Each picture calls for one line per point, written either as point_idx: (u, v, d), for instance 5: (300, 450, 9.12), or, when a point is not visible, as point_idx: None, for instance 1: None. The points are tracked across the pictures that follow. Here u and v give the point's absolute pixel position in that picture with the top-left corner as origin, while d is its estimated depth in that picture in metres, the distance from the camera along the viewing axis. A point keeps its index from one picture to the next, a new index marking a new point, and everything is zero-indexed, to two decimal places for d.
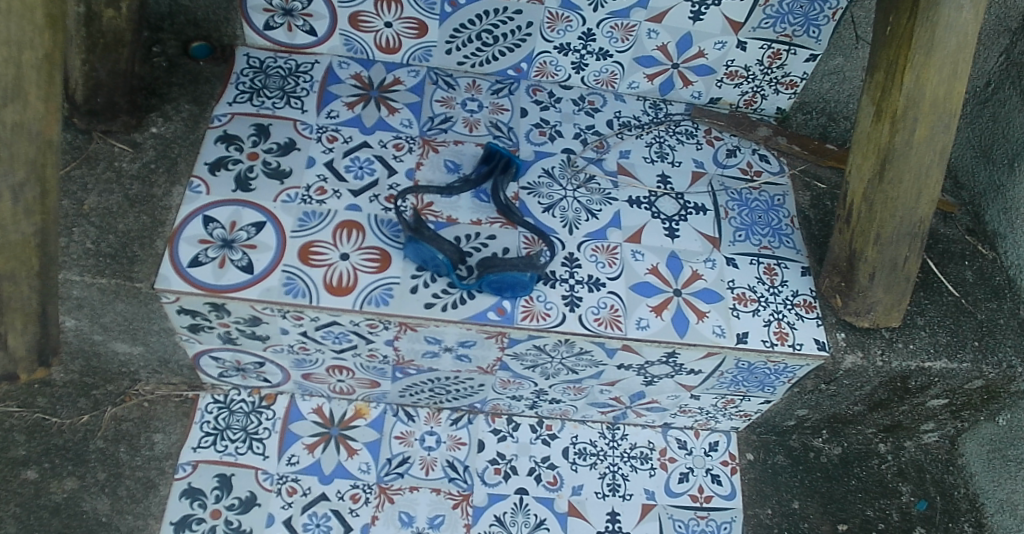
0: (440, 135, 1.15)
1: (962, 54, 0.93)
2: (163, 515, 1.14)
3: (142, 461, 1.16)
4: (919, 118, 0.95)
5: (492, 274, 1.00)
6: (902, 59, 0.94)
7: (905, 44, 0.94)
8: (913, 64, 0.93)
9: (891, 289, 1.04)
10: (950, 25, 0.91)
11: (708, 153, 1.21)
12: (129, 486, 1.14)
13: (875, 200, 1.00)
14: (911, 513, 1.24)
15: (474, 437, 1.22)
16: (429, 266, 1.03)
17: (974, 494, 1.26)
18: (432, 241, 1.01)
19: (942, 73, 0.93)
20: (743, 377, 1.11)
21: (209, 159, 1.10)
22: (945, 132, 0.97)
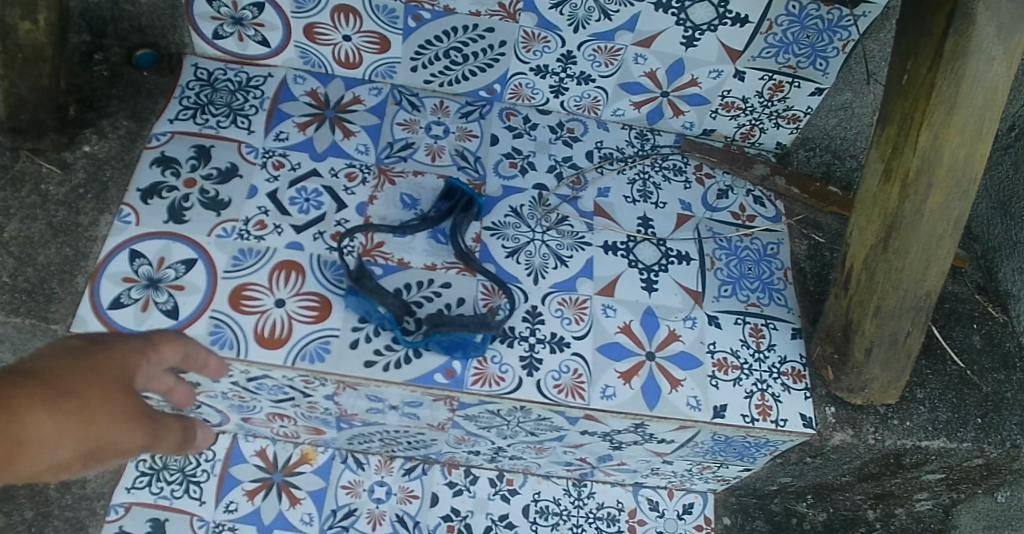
0: (398, 165, 1.05)
1: (989, 113, 0.80)
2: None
3: (72, 500, 1.04)
4: (934, 184, 0.83)
5: (440, 332, 0.91)
6: (919, 115, 0.82)
7: (923, 98, 0.81)
8: (931, 122, 0.81)
9: (890, 365, 0.93)
10: (977, 80, 0.79)
11: (697, 192, 1.11)
12: (57, 527, 1.02)
13: (878, 268, 0.88)
14: None
15: (428, 489, 1.13)
16: (371, 322, 0.93)
17: None
18: (373, 292, 0.92)
19: (964, 134, 0.81)
20: (720, 448, 1.00)
21: (143, 184, 0.98)
22: (962, 200, 0.84)
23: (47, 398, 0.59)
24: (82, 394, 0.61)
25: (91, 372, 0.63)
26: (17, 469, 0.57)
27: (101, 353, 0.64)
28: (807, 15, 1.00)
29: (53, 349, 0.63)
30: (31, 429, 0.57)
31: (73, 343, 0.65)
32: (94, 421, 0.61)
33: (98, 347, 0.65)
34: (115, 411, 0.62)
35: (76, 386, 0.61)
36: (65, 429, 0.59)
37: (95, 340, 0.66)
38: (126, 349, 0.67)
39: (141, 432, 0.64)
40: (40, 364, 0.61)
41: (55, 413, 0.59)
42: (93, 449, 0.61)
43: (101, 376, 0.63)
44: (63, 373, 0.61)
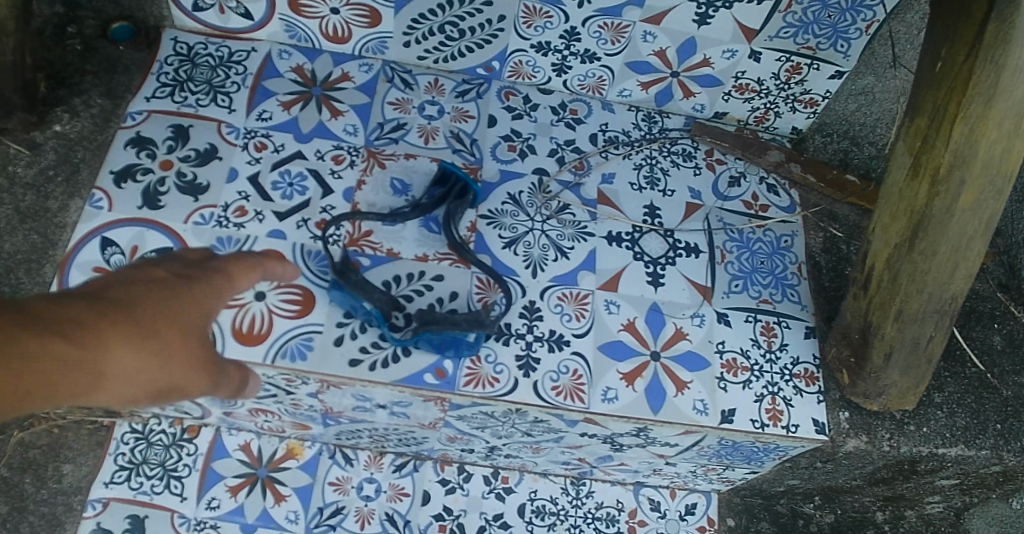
0: (389, 147, 0.98)
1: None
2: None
3: (48, 495, 0.98)
4: (967, 180, 0.77)
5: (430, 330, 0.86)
6: (954, 106, 0.76)
7: (960, 87, 0.76)
8: (966, 114, 0.76)
9: (909, 372, 0.87)
10: (1020, 69, 0.73)
11: (707, 179, 1.05)
12: (32, 524, 0.96)
13: (901, 269, 0.83)
14: None
15: (419, 487, 1.08)
16: (359, 320, 0.88)
17: None
18: (358, 287, 0.87)
19: (1002, 128, 0.75)
20: (726, 452, 0.95)
21: (116, 166, 0.92)
22: (996, 198, 0.79)
23: (139, 334, 0.62)
24: (166, 329, 0.64)
25: (172, 307, 0.66)
26: (96, 397, 0.60)
27: (183, 291, 0.68)
28: None
29: (138, 279, 0.66)
30: (121, 363, 0.60)
31: (154, 275, 0.68)
32: (173, 361, 0.65)
33: (182, 285, 0.68)
34: (188, 352, 0.66)
35: (160, 320, 0.64)
36: (148, 363, 0.62)
37: (179, 278, 0.69)
38: (204, 284, 0.71)
39: (202, 374, 0.69)
40: (126, 295, 0.64)
41: (144, 349, 0.62)
42: (164, 386, 0.65)
43: (181, 311, 0.66)
44: (150, 304, 0.64)
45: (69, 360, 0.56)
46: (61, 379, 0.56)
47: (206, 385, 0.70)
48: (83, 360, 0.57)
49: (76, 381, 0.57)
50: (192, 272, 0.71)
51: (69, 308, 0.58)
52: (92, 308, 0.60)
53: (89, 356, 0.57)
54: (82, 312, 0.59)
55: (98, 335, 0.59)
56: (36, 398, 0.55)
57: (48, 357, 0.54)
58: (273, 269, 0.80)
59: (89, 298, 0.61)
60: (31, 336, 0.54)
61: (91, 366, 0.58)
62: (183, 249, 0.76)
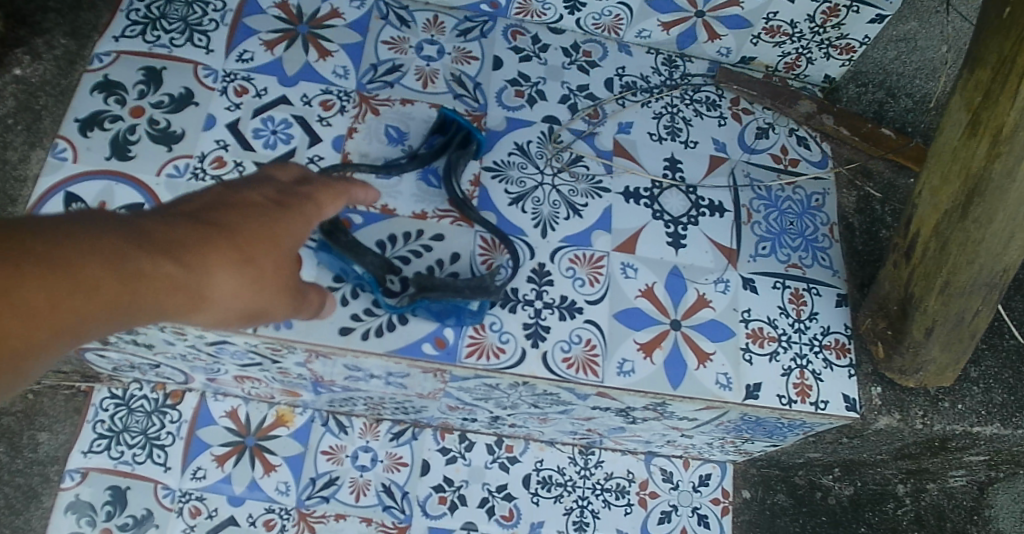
0: (383, 91, 0.89)
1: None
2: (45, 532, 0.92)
3: (23, 465, 0.93)
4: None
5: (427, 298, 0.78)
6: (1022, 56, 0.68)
7: None
8: None
9: (950, 347, 0.81)
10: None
11: (733, 131, 0.96)
12: (7, 495, 0.92)
13: (950, 238, 0.75)
14: None
15: (418, 457, 1.01)
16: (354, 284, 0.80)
17: None
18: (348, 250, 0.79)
19: None
20: (748, 427, 0.88)
21: (81, 114, 0.83)
22: None
23: (235, 259, 0.62)
24: (262, 252, 0.64)
25: (267, 230, 0.65)
26: (194, 317, 0.62)
27: (280, 213, 0.67)
28: None
29: (237, 200, 0.66)
30: (218, 286, 0.61)
31: (255, 195, 0.67)
32: (265, 287, 0.64)
33: (278, 208, 0.67)
34: (281, 278, 0.66)
35: (256, 244, 0.64)
36: (244, 286, 0.63)
37: (277, 199, 0.68)
38: (301, 209, 0.69)
39: (293, 300, 0.68)
40: (227, 217, 0.64)
41: (240, 273, 0.62)
42: (257, 310, 0.65)
43: (277, 235, 0.65)
44: (247, 226, 0.64)
45: (168, 282, 0.58)
46: (161, 300, 0.58)
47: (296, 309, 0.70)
48: (179, 281, 0.58)
49: (172, 301, 0.59)
50: (292, 192, 0.69)
51: (168, 230, 0.60)
52: (190, 229, 0.61)
53: (186, 278, 0.59)
54: (181, 233, 0.60)
55: (196, 256, 0.60)
56: (135, 316, 0.57)
57: (145, 279, 0.57)
58: (354, 196, 0.74)
59: (189, 219, 0.62)
60: (127, 259, 0.56)
61: (190, 289, 0.59)
62: (272, 166, 0.72)
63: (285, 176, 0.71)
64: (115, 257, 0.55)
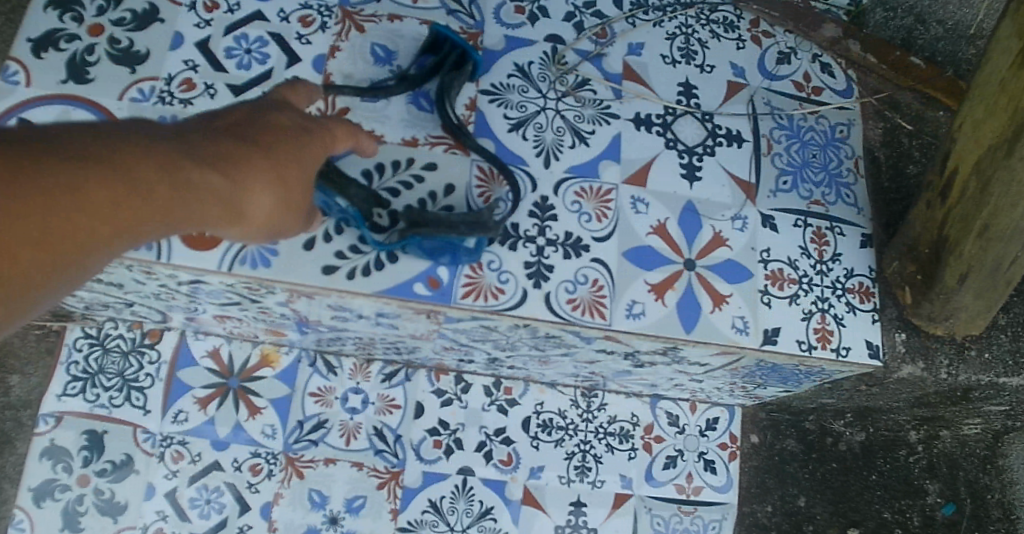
0: (370, 6, 0.81)
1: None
2: (20, 480, 0.87)
3: None
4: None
5: (418, 235, 0.71)
6: None
7: None
8: None
9: (984, 294, 0.75)
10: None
11: (752, 55, 0.88)
12: None
13: (990, 177, 0.69)
14: (936, 519, 0.96)
15: (411, 399, 0.94)
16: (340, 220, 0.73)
17: (1012, 503, 0.97)
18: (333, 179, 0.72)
19: None
20: (763, 373, 0.83)
21: (35, 32, 0.75)
22: None
23: (272, 178, 0.60)
24: (293, 174, 0.61)
25: (297, 151, 0.62)
26: (227, 232, 0.60)
27: (308, 137, 0.63)
28: None
29: (268, 119, 0.62)
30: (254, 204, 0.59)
31: (283, 114, 0.64)
32: (292, 208, 0.62)
33: (307, 130, 0.64)
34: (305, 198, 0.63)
35: (287, 164, 0.61)
36: (276, 205, 0.60)
37: (304, 121, 0.64)
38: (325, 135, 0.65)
39: (306, 225, 0.66)
40: (260, 135, 0.61)
41: (273, 192, 0.60)
42: (283, 229, 0.63)
43: (307, 159, 0.62)
44: (279, 145, 0.61)
45: (212, 196, 0.56)
46: (204, 213, 0.56)
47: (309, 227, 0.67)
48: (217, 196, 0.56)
49: (209, 217, 0.56)
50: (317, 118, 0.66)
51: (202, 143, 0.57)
52: (222, 145, 0.58)
53: (224, 192, 0.56)
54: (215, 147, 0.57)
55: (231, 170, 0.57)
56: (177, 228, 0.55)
57: (189, 194, 0.54)
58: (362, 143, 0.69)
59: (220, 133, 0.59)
60: (168, 171, 0.53)
61: (230, 204, 0.57)
62: (287, 89, 0.68)
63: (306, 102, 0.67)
64: (156, 167, 0.53)
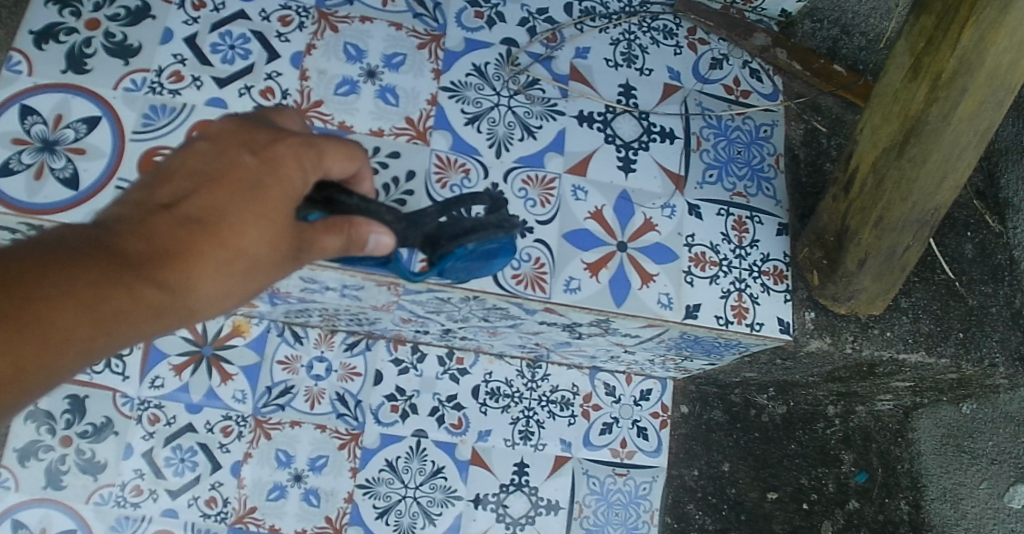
0: (342, 9, 0.90)
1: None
2: (6, 440, 0.93)
3: None
4: (969, 88, 0.72)
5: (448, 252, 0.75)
6: (967, 7, 0.70)
7: None
8: (981, 16, 0.69)
9: (881, 277, 0.85)
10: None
11: (688, 60, 0.97)
12: None
13: (886, 175, 0.79)
14: (849, 485, 1.05)
15: (371, 367, 1.02)
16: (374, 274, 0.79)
17: (918, 473, 1.05)
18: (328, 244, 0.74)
19: (1014, 38, 0.69)
20: (687, 345, 0.92)
21: (36, 26, 0.82)
22: (995, 111, 0.74)
23: (219, 264, 0.60)
24: (245, 249, 0.61)
25: (239, 228, 0.60)
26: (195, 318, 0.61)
27: (263, 194, 0.61)
28: None
29: (224, 183, 0.61)
30: (209, 289, 0.59)
31: (247, 162, 0.62)
32: (270, 271, 0.62)
33: (265, 183, 0.62)
34: (290, 251, 0.63)
35: (248, 229, 0.61)
36: (239, 286, 0.61)
37: (264, 167, 0.62)
38: (286, 180, 0.63)
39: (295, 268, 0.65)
40: (207, 214, 0.60)
41: (227, 275, 0.60)
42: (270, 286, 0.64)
43: (264, 221, 0.61)
44: (226, 225, 0.60)
45: (154, 306, 0.57)
46: (156, 320, 0.57)
47: (349, 247, 0.66)
48: (166, 299, 0.57)
49: (162, 320, 0.58)
50: (279, 156, 0.63)
51: (149, 235, 0.58)
52: (159, 244, 0.58)
53: (168, 301, 0.57)
54: (163, 236, 0.58)
55: (178, 266, 0.58)
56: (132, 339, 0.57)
57: (130, 308, 0.55)
58: (331, 164, 0.66)
59: (166, 225, 0.59)
60: (108, 300, 0.54)
61: (179, 304, 0.58)
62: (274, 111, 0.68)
63: (267, 133, 0.64)
64: (95, 292, 0.54)
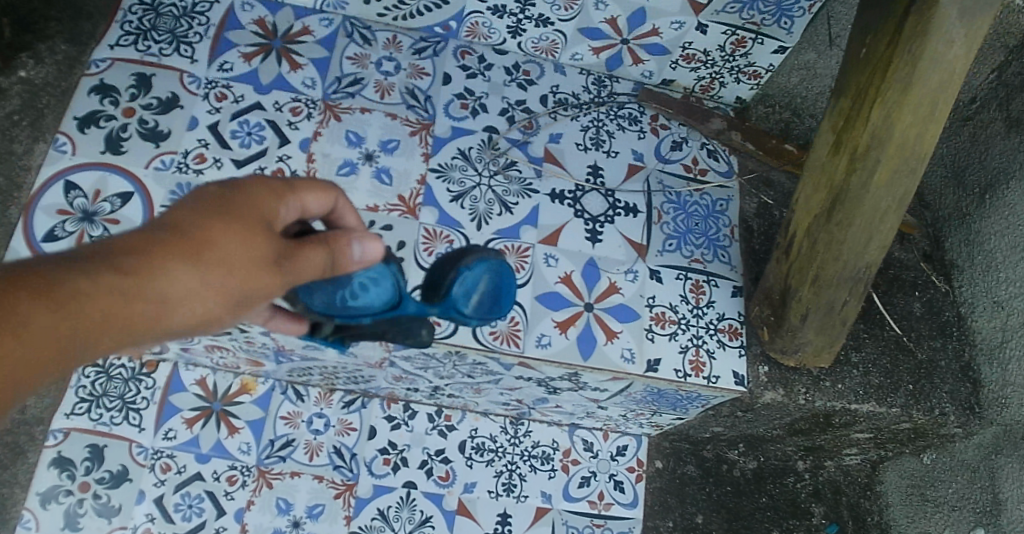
0: (345, 101, 1.03)
1: (945, 93, 0.78)
2: (30, 485, 1.00)
3: (11, 424, 1.02)
4: (882, 160, 0.81)
5: (452, 274, 0.83)
6: (874, 88, 0.79)
7: (881, 72, 0.78)
8: (885, 96, 0.78)
9: (825, 331, 0.93)
10: (936, 60, 0.76)
11: (651, 143, 1.09)
12: None
13: (819, 238, 0.88)
14: None
15: (366, 423, 1.11)
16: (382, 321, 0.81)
17: (887, 524, 1.12)
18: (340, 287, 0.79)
19: (916, 115, 0.78)
20: (652, 398, 1.01)
21: (79, 112, 0.95)
22: (910, 178, 0.83)
23: (195, 262, 0.60)
24: (224, 253, 0.61)
25: (218, 233, 0.61)
26: (169, 325, 0.60)
27: (241, 208, 0.63)
28: None
29: (202, 201, 0.62)
30: (180, 285, 0.59)
31: (216, 185, 0.64)
32: (249, 271, 0.62)
33: (243, 200, 0.63)
34: (267, 252, 0.63)
35: (228, 236, 0.61)
36: (216, 290, 0.61)
37: (240, 188, 0.64)
38: (263, 199, 0.64)
39: (283, 281, 0.65)
40: (189, 225, 0.60)
41: (204, 276, 0.60)
42: (253, 295, 0.64)
43: (243, 229, 0.62)
44: (207, 231, 0.61)
45: (123, 297, 0.56)
46: (128, 315, 0.56)
47: (335, 262, 0.69)
48: (138, 294, 0.57)
49: (131, 319, 0.57)
50: (257, 182, 0.65)
51: (125, 241, 0.58)
52: (136, 248, 0.58)
53: (139, 295, 0.57)
54: (139, 242, 0.58)
55: (147, 259, 0.58)
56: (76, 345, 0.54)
57: (101, 300, 0.55)
58: (312, 197, 0.68)
59: (140, 235, 0.59)
60: (79, 290, 0.54)
61: (151, 302, 0.57)
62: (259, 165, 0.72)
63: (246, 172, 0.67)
64: (60, 282, 0.53)
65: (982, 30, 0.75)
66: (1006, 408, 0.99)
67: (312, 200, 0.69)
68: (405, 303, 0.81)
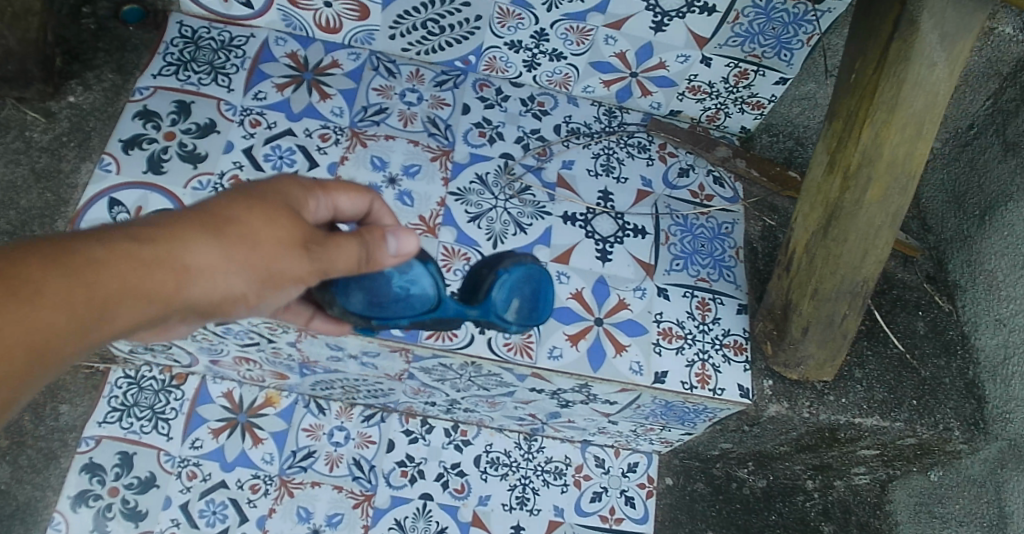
0: (371, 128, 1.10)
1: (929, 114, 0.83)
2: (61, 489, 1.05)
3: (47, 431, 1.05)
4: (873, 178, 0.86)
5: (491, 277, 0.88)
6: (863, 110, 0.84)
7: (868, 94, 0.84)
8: (874, 117, 0.84)
9: (826, 344, 0.97)
10: (919, 83, 0.81)
11: (658, 170, 1.15)
12: (30, 456, 1.03)
13: (816, 253, 0.93)
14: None
15: (385, 436, 1.15)
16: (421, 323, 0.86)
17: None
18: (375, 290, 0.83)
19: (904, 133, 0.84)
20: (660, 411, 1.05)
21: (124, 135, 1.03)
22: (902, 195, 0.88)
23: (219, 239, 0.65)
24: (247, 230, 0.66)
25: (242, 213, 0.67)
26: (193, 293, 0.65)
27: (268, 196, 0.69)
28: (771, 8, 1.05)
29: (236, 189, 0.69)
30: (202, 256, 0.64)
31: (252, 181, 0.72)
32: (272, 245, 0.67)
33: (274, 191, 0.69)
34: (289, 231, 0.68)
35: (253, 216, 0.67)
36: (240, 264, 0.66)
37: (274, 183, 0.71)
38: (292, 192, 0.71)
39: (308, 266, 0.70)
40: (217, 206, 0.67)
41: (226, 250, 0.65)
42: (279, 272, 0.68)
43: (269, 212, 0.68)
44: (234, 211, 0.67)
45: (145, 260, 0.62)
46: (149, 277, 0.62)
47: (367, 253, 0.73)
48: (159, 260, 0.63)
49: (154, 281, 0.62)
50: (290, 179, 0.72)
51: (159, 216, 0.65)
52: (164, 221, 0.64)
53: (160, 260, 0.63)
54: (170, 216, 0.65)
55: (172, 229, 0.64)
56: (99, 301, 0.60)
57: (121, 261, 0.61)
58: (343, 199, 0.75)
59: (174, 213, 0.66)
60: (102, 255, 0.60)
61: (172, 268, 0.63)
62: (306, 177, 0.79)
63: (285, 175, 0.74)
64: (86, 244, 0.60)
65: (963, 53, 0.80)
66: (1010, 423, 1.02)
67: (342, 199, 0.75)
68: (444, 304, 0.86)
